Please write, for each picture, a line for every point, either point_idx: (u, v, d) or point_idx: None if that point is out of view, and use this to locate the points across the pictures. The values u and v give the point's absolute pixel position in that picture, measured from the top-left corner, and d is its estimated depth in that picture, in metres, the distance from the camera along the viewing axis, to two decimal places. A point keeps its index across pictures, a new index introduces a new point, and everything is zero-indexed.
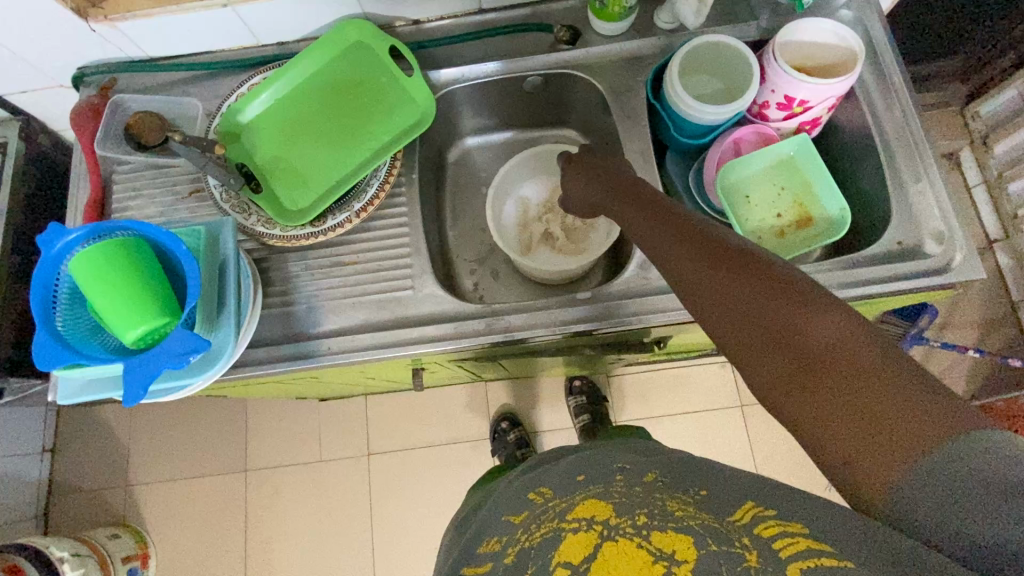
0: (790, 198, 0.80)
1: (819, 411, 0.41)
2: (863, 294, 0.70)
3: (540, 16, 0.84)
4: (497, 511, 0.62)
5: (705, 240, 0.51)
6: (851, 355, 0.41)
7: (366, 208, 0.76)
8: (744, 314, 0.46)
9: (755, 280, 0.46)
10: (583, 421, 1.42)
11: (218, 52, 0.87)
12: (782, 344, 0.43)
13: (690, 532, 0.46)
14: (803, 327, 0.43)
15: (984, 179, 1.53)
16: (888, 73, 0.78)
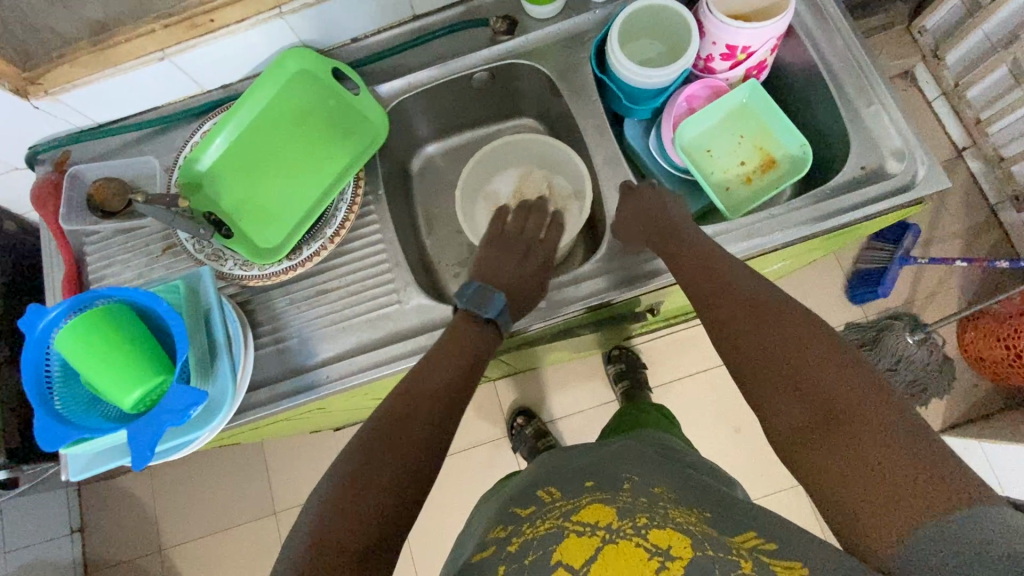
0: (750, 144, 0.82)
1: (840, 456, 0.50)
2: (836, 224, 0.71)
3: (475, 11, 0.84)
4: (510, 505, 0.65)
5: (758, 301, 0.63)
6: (873, 418, 0.50)
7: (338, 232, 0.76)
8: (788, 367, 0.56)
9: (800, 340, 0.57)
10: (623, 388, 1.45)
11: (164, 106, 0.86)
12: (815, 396, 0.53)
13: (689, 535, 0.51)
14: (836, 387, 0.53)
15: (942, 91, 1.54)
16: (823, 4, 0.78)
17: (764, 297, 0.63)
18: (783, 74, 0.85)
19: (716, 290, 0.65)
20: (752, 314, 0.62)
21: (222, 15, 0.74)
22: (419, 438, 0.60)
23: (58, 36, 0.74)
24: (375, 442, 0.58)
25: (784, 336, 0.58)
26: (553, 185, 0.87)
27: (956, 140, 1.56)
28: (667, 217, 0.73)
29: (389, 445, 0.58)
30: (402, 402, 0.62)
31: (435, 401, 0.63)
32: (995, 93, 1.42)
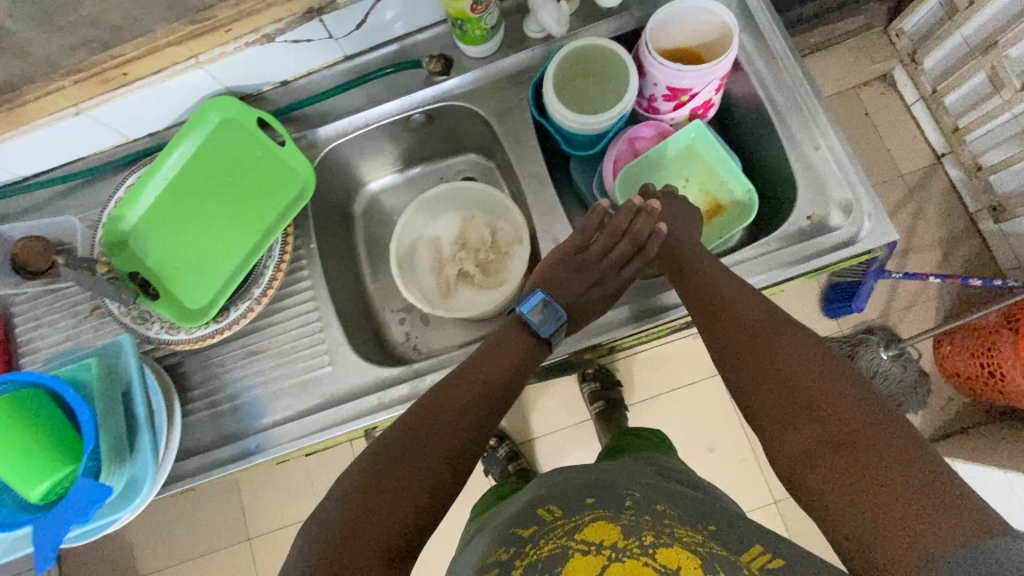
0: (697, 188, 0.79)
1: (839, 480, 0.48)
2: (773, 278, 0.69)
3: (408, 50, 0.80)
4: (506, 524, 0.63)
5: (765, 322, 0.62)
6: (877, 437, 0.48)
7: (265, 293, 0.74)
8: (795, 390, 0.55)
9: (808, 364, 0.57)
10: (599, 409, 1.43)
11: (88, 156, 0.83)
12: (821, 419, 0.52)
13: (697, 555, 0.52)
14: (845, 410, 0.51)
15: (921, 95, 1.49)
16: (769, 39, 0.74)
17: (771, 319, 0.62)
18: (732, 110, 0.81)
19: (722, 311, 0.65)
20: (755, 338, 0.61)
21: (133, 68, 0.69)
22: (442, 453, 0.57)
23: None
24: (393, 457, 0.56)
25: (789, 359, 0.58)
26: (497, 230, 0.84)
27: (935, 146, 1.51)
28: (679, 242, 0.72)
29: (407, 459, 0.56)
30: (423, 414, 0.61)
31: (462, 415, 0.61)
32: (973, 100, 1.37)
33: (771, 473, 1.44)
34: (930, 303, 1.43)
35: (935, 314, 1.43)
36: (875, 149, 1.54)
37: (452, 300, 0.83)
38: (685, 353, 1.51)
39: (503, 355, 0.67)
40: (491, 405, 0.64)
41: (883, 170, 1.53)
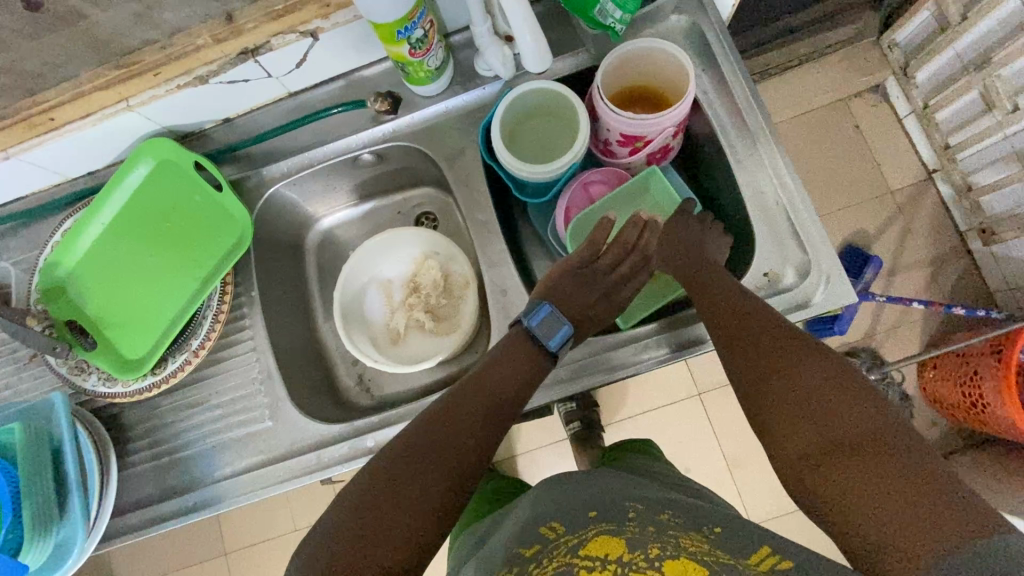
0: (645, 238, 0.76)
1: (848, 484, 0.49)
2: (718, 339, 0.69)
3: (355, 87, 0.77)
4: (505, 543, 0.59)
5: (769, 322, 0.62)
6: (886, 445, 0.50)
7: (202, 345, 0.72)
8: (801, 395, 0.56)
9: (811, 366, 0.57)
10: (575, 430, 1.39)
11: (26, 197, 0.80)
12: (828, 423, 0.53)
13: (705, 566, 0.49)
14: (849, 415, 0.53)
15: (913, 109, 1.43)
16: (729, 79, 0.70)
17: (774, 320, 0.62)
18: (693, 150, 0.77)
19: (727, 313, 0.64)
20: (754, 341, 0.61)
21: (62, 113, 0.68)
22: (456, 464, 0.57)
23: None
24: (405, 472, 0.56)
25: (793, 363, 0.58)
26: (450, 273, 0.81)
27: (927, 163, 1.46)
28: (704, 251, 0.70)
29: (421, 471, 0.56)
30: (438, 422, 0.60)
31: (478, 422, 0.61)
32: (965, 118, 1.32)
33: (750, 497, 1.41)
34: (917, 325, 1.39)
35: (921, 336, 1.40)
36: (866, 165, 1.49)
37: (403, 346, 0.80)
38: (665, 374, 1.48)
39: (512, 367, 0.64)
40: (497, 409, 0.62)
41: (873, 186, 1.48)
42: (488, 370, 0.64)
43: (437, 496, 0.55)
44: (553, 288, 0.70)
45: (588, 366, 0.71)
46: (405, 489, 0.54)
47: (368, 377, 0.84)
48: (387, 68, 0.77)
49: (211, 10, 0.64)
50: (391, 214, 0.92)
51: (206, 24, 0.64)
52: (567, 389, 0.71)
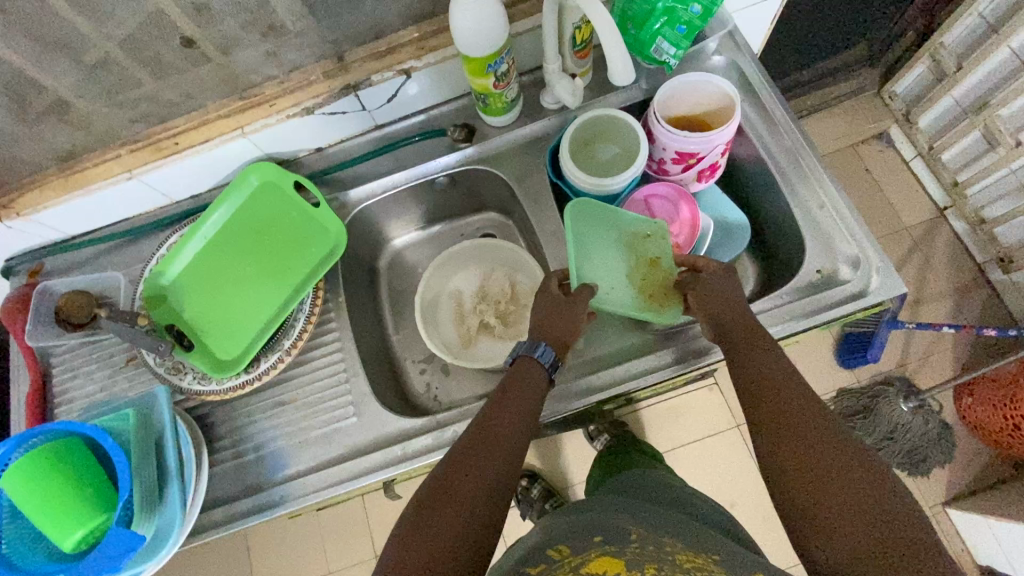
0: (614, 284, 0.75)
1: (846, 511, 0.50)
2: (697, 360, 0.74)
3: (435, 121, 0.88)
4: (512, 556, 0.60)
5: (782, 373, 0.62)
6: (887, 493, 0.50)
7: (295, 344, 0.77)
8: (814, 438, 0.56)
9: (823, 418, 0.57)
10: None
11: (134, 217, 0.89)
12: (828, 468, 0.53)
13: None
14: (854, 467, 0.52)
15: (918, 152, 1.55)
16: (768, 107, 0.80)
17: (786, 370, 0.62)
18: (735, 171, 0.87)
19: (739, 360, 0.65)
20: (768, 388, 0.61)
21: (186, 137, 0.78)
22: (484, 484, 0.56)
23: (23, 166, 0.77)
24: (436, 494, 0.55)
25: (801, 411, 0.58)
26: (516, 283, 0.87)
27: (937, 200, 1.55)
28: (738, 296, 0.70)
29: (450, 489, 0.56)
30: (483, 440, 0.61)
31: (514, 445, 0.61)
32: (969, 157, 1.42)
33: None
34: (947, 352, 1.43)
35: (954, 364, 1.42)
36: (880, 204, 1.58)
37: (473, 352, 0.85)
38: (702, 405, 1.49)
39: (526, 392, 0.66)
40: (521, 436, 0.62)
41: (889, 223, 1.56)
42: (505, 395, 0.65)
43: (468, 526, 0.53)
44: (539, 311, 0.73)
45: (627, 368, 0.75)
46: (431, 509, 0.54)
47: (436, 384, 0.88)
48: (462, 104, 0.88)
49: (325, 51, 0.75)
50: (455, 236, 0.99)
51: (319, 63, 0.76)
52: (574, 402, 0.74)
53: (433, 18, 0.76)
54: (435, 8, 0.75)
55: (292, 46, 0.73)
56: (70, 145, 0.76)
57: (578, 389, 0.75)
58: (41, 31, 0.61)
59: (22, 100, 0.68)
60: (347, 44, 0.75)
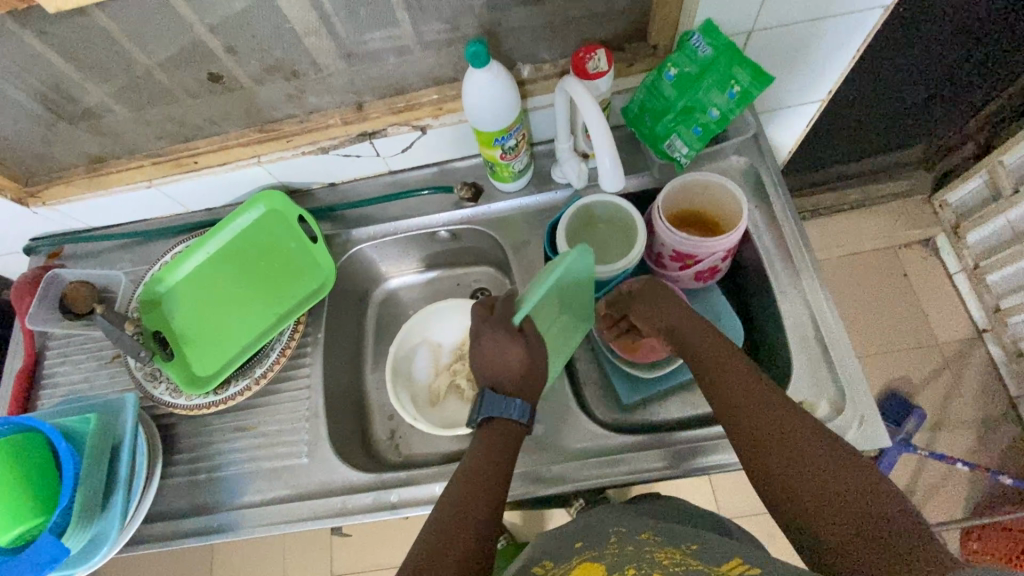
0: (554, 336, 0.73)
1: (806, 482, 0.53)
2: (681, 470, 0.70)
3: (445, 175, 0.89)
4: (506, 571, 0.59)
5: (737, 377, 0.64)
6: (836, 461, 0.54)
7: (265, 374, 0.78)
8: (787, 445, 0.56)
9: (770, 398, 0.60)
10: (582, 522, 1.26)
11: (152, 219, 0.94)
12: (811, 472, 0.53)
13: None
14: (816, 446, 0.55)
15: (963, 267, 1.46)
16: (781, 218, 0.78)
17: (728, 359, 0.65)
18: (740, 275, 0.83)
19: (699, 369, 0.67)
20: (721, 377, 0.64)
21: (204, 158, 0.81)
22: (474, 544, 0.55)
23: (56, 162, 0.82)
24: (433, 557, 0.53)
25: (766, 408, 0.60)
26: None
27: (977, 320, 1.45)
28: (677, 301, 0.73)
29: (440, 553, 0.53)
30: (471, 486, 0.59)
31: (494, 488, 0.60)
32: (1016, 283, 1.33)
33: None
34: (961, 487, 1.32)
35: (967, 501, 1.32)
36: (913, 314, 1.49)
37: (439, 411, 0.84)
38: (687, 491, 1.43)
39: (503, 439, 0.64)
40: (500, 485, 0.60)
41: (920, 336, 1.47)
42: (483, 453, 0.62)
43: None
44: (485, 353, 0.67)
45: (603, 463, 0.71)
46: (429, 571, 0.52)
47: (400, 434, 0.87)
48: (475, 163, 0.89)
49: (346, 99, 0.78)
50: (451, 286, 0.98)
51: (339, 109, 0.79)
52: (528, 490, 0.71)
53: (454, 83, 0.77)
54: (457, 74, 0.77)
55: (314, 90, 0.76)
56: (100, 149, 0.81)
57: (539, 476, 0.71)
58: (83, 52, 0.66)
59: (60, 106, 0.73)
60: (368, 95, 0.78)
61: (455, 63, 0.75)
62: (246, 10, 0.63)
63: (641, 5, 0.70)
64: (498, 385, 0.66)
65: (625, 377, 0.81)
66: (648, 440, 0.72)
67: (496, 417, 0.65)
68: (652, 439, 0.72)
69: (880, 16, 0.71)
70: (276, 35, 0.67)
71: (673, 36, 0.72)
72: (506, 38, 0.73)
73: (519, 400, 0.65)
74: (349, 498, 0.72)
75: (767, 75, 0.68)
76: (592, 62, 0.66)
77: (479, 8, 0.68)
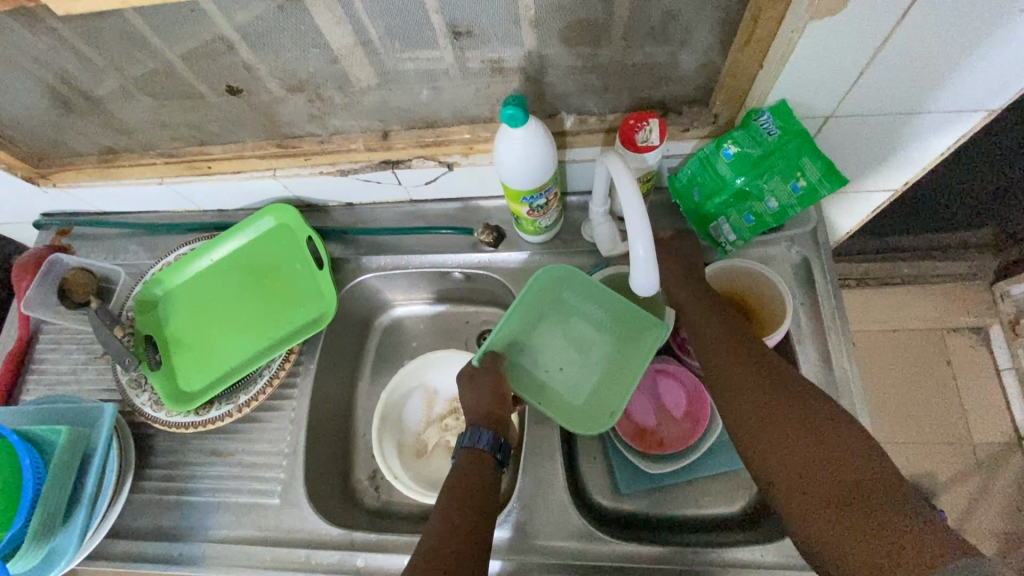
0: (558, 378, 0.73)
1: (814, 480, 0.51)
2: None
3: (468, 213, 0.83)
4: None
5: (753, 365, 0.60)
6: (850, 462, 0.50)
7: (248, 403, 0.74)
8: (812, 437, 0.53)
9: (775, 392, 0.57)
10: None
11: (163, 212, 0.90)
12: (849, 478, 0.50)
13: None
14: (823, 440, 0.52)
15: (1015, 366, 1.33)
16: (825, 323, 0.71)
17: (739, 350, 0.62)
18: None
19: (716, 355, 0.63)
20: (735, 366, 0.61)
21: (219, 165, 0.77)
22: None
23: (70, 147, 0.79)
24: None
25: (797, 406, 0.55)
26: None
27: (1020, 427, 1.32)
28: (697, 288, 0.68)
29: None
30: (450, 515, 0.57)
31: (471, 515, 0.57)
32: None
33: None
34: None
35: None
36: (951, 408, 1.36)
37: (425, 465, 0.79)
38: None
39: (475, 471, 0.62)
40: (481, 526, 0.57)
41: (954, 432, 1.34)
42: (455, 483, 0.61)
43: None
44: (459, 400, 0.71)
45: (602, 564, 0.66)
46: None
47: (381, 478, 0.82)
48: (501, 206, 0.82)
49: (372, 125, 0.72)
50: (458, 326, 0.91)
51: (364, 134, 0.74)
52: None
53: (489, 124, 0.71)
54: (493, 115, 0.71)
55: (339, 114, 0.71)
56: (115, 140, 0.77)
57: (519, 568, 0.67)
58: (100, 49, 0.62)
59: (75, 97, 0.69)
60: (396, 125, 0.72)
61: (493, 105, 0.69)
62: (273, 29, 0.58)
63: (706, 72, 0.63)
64: (473, 422, 0.67)
65: (630, 466, 0.74)
66: (659, 549, 0.65)
67: (464, 447, 0.65)
68: (662, 553, 0.65)
69: (982, 119, 0.62)
70: (302, 57, 0.62)
71: (738, 109, 0.64)
72: (551, 87, 0.66)
73: (488, 431, 0.65)
74: (316, 552, 0.69)
75: (841, 173, 0.60)
76: (642, 133, 0.60)
77: (526, 54, 0.61)
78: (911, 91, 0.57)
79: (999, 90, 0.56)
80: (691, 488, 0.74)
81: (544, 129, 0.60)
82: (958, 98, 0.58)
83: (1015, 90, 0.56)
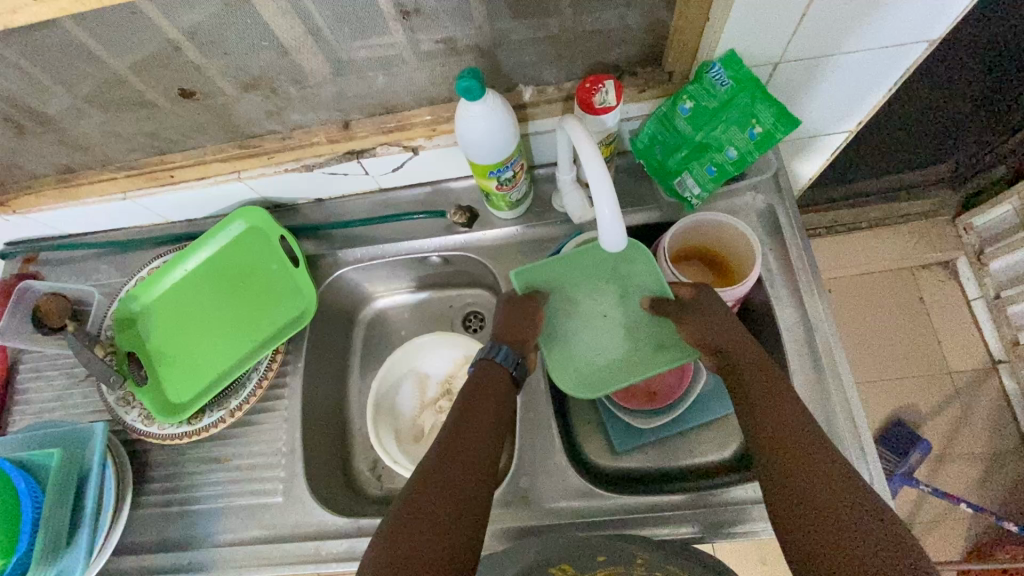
0: (593, 318, 0.71)
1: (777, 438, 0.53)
2: (699, 534, 0.66)
3: (439, 197, 0.84)
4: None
5: (786, 401, 0.55)
6: (810, 436, 0.52)
7: (240, 407, 0.74)
8: (810, 462, 0.50)
9: (764, 370, 0.59)
10: None
11: (131, 228, 0.89)
12: (809, 444, 0.52)
13: None
14: (796, 415, 0.54)
15: (983, 294, 1.38)
16: (795, 266, 0.73)
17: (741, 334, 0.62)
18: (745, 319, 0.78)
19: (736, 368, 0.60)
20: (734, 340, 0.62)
21: (181, 173, 0.76)
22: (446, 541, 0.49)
23: (25, 170, 0.77)
24: (409, 515, 0.50)
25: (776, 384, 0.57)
26: None
27: (993, 350, 1.38)
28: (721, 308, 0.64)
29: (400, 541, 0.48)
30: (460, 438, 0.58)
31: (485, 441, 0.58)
32: None
33: None
34: (957, 525, 1.28)
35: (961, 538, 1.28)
36: (925, 341, 1.41)
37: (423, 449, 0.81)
38: None
39: (491, 394, 0.64)
40: (475, 476, 0.54)
41: (931, 363, 1.39)
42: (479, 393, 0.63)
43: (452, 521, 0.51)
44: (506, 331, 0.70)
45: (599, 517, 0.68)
46: (406, 530, 0.49)
47: (382, 466, 0.83)
48: (471, 186, 0.83)
49: (332, 116, 0.72)
50: (441, 310, 0.92)
51: (324, 126, 0.73)
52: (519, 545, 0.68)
53: (448, 103, 0.71)
54: (452, 94, 0.71)
55: (297, 108, 0.70)
56: (70, 158, 0.76)
57: (525, 533, 0.69)
58: (42, 65, 0.61)
59: (22, 117, 0.68)
60: (355, 113, 0.72)
61: (450, 84, 0.69)
62: (216, 27, 0.57)
63: (655, 30, 0.64)
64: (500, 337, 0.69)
65: (622, 425, 0.77)
66: (671, 498, 0.67)
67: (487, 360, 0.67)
68: (667, 502, 0.67)
69: (924, 51, 0.63)
70: (251, 51, 0.61)
71: (691, 64, 0.65)
72: (506, 60, 0.66)
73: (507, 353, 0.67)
74: (324, 542, 0.70)
75: (794, 115, 0.62)
76: (599, 95, 0.61)
77: (477, 29, 0.62)
78: (851, 29, 0.59)
79: (935, 20, 0.58)
80: (684, 440, 0.76)
81: (503, 104, 0.60)
82: (898, 33, 0.60)
83: (950, 17, 0.58)
